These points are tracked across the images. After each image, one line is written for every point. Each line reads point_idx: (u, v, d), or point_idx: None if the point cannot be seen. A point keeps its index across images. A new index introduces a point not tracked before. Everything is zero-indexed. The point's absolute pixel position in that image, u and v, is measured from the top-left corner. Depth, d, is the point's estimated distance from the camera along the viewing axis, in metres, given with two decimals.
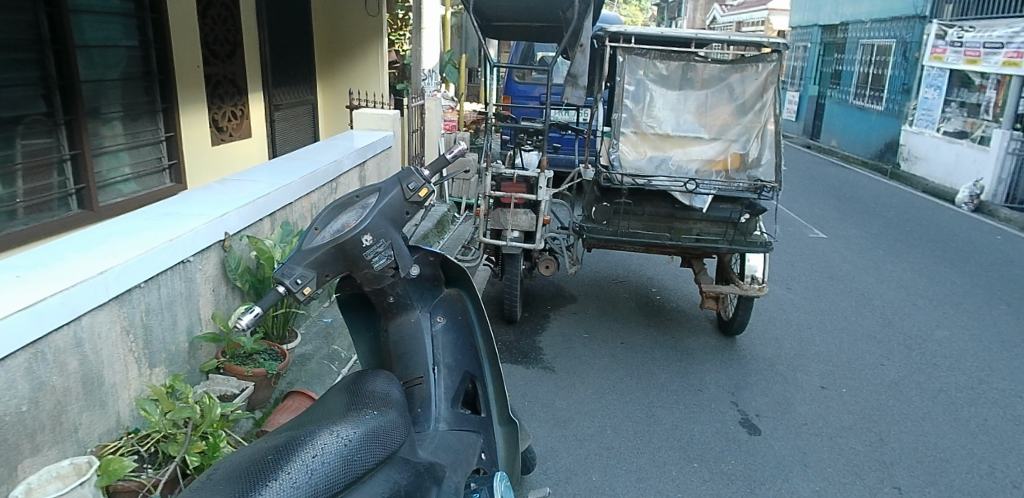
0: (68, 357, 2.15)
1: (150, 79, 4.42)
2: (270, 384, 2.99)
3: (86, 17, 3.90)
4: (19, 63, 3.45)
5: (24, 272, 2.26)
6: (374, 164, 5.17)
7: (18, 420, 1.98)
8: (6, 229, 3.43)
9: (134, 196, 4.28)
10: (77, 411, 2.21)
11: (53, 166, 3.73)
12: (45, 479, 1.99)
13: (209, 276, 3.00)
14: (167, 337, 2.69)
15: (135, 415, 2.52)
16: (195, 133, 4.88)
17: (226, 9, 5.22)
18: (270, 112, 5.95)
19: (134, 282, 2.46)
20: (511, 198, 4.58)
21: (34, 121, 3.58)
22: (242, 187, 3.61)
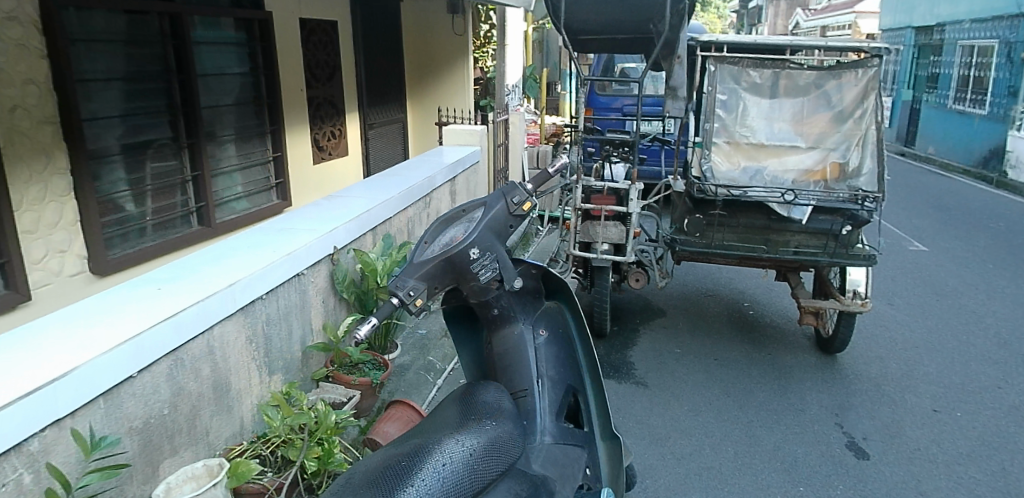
0: (201, 365, 2.30)
1: (259, 104, 4.69)
2: (374, 392, 3.09)
3: (205, 48, 4.18)
4: (147, 93, 3.76)
5: (165, 285, 2.45)
6: (464, 179, 5.26)
7: (161, 422, 2.13)
8: (136, 245, 3.72)
9: (246, 213, 4.54)
10: (208, 416, 2.35)
11: (177, 187, 4.01)
12: (182, 479, 2.13)
13: (320, 288, 3.13)
14: (283, 347, 2.82)
15: (256, 420, 2.65)
16: (297, 153, 5.13)
17: (326, 35, 5.49)
18: (365, 131, 6.19)
19: (256, 294, 2.61)
20: (601, 211, 4.52)
21: (160, 146, 3.88)
22: (346, 203, 3.77)
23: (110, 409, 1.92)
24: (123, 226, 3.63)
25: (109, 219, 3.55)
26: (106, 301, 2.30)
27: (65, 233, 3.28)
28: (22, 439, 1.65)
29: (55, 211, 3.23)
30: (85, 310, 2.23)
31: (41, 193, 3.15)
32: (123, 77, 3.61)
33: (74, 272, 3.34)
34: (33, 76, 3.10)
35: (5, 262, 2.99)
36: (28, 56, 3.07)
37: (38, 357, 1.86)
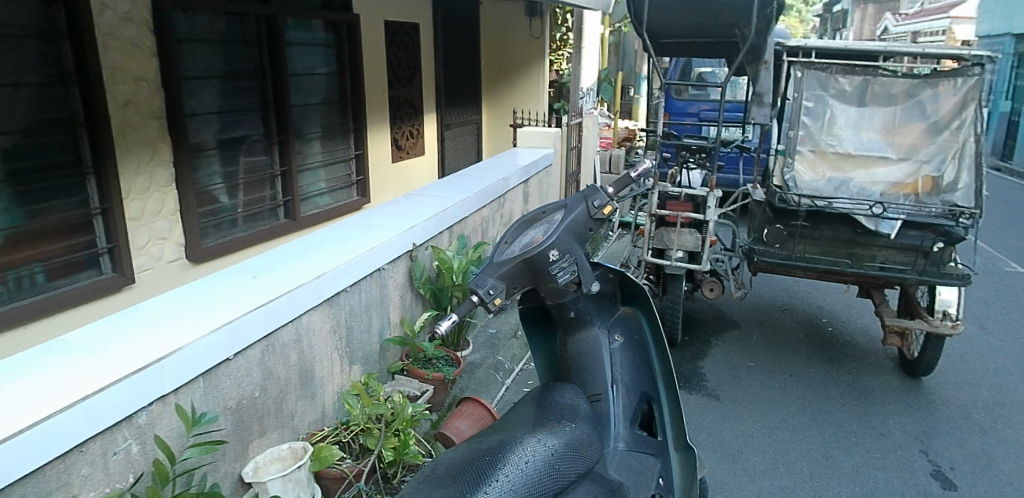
0: (289, 351, 2.41)
1: (344, 103, 4.86)
2: (447, 388, 3.13)
3: (297, 48, 4.36)
4: (242, 91, 3.96)
5: (260, 274, 2.57)
6: (537, 181, 5.27)
7: (253, 403, 2.24)
8: (228, 235, 3.92)
9: (328, 208, 4.71)
10: (294, 400, 2.45)
11: (266, 181, 4.21)
12: (268, 459, 2.25)
13: (398, 284, 3.21)
14: (363, 338, 2.92)
15: (337, 407, 2.75)
16: (377, 152, 5.28)
17: (408, 37, 5.63)
18: (441, 131, 6.31)
19: (340, 286, 2.70)
20: (677, 217, 4.44)
21: (252, 141, 4.08)
22: (424, 201, 3.85)
23: (209, 388, 2.04)
24: (216, 217, 3.83)
25: (204, 210, 3.76)
26: (205, 287, 2.44)
27: (166, 222, 3.49)
28: (132, 411, 1.77)
29: (158, 201, 3.45)
30: (187, 294, 2.37)
31: (147, 183, 3.37)
32: (222, 75, 3.81)
33: (172, 258, 3.54)
34: (144, 73, 3.32)
35: (113, 246, 3.21)
36: (140, 54, 3.29)
37: (147, 337, 1.99)
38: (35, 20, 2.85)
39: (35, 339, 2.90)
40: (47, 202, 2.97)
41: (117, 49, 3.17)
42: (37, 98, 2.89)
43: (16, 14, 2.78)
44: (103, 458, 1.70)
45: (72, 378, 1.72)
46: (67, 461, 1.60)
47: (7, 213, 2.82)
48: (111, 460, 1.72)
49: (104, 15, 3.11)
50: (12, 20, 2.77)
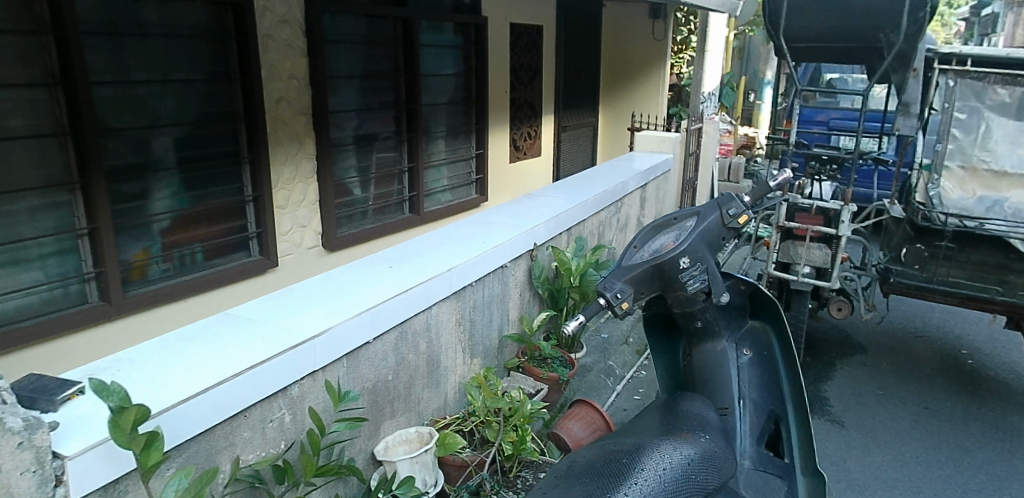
0: (419, 339, 2.52)
1: (469, 103, 5.01)
2: (560, 389, 3.16)
3: (429, 49, 4.54)
4: (378, 90, 4.19)
5: (395, 264, 2.71)
6: (655, 186, 5.19)
7: (386, 386, 2.36)
8: (359, 226, 4.15)
9: (449, 204, 4.86)
10: (420, 387, 2.56)
11: (395, 176, 4.42)
12: (397, 441, 2.36)
13: (519, 281, 3.27)
14: (485, 332, 2.99)
15: (458, 398, 2.84)
16: (497, 152, 5.39)
17: (532, 39, 5.72)
18: (558, 133, 6.35)
19: (467, 280, 2.79)
20: (807, 231, 4.24)
21: (385, 138, 4.30)
22: (545, 202, 3.89)
23: (350, 367, 2.17)
24: (350, 209, 4.06)
25: (340, 201, 4.00)
26: (347, 273, 2.60)
27: (308, 211, 3.74)
28: (286, 384, 1.91)
29: (302, 191, 3.70)
30: (332, 279, 2.53)
31: (292, 174, 3.62)
32: (362, 75, 4.05)
33: (312, 245, 3.79)
34: (295, 72, 3.58)
35: (261, 231, 3.48)
36: (293, 54, 3.55)
37: (298, 317, 2.14)
38: (208, 21, 3.15)
39: (195, 311, 3.20)
40: (209, 188, 3.26)
41: (274, 50, 3.43)
42: (205, 93, 3.19)
43: (192, 16, 3.09)
44: (261, 424, 1.84)
45: (238, 349, 1.89)
46: (233, 424, 1.75)
47: (176, 196, 3.13)
48: (267, 427, 1.87)
49: (265, 17, 3.38)
50: (188, 23, 3.08)
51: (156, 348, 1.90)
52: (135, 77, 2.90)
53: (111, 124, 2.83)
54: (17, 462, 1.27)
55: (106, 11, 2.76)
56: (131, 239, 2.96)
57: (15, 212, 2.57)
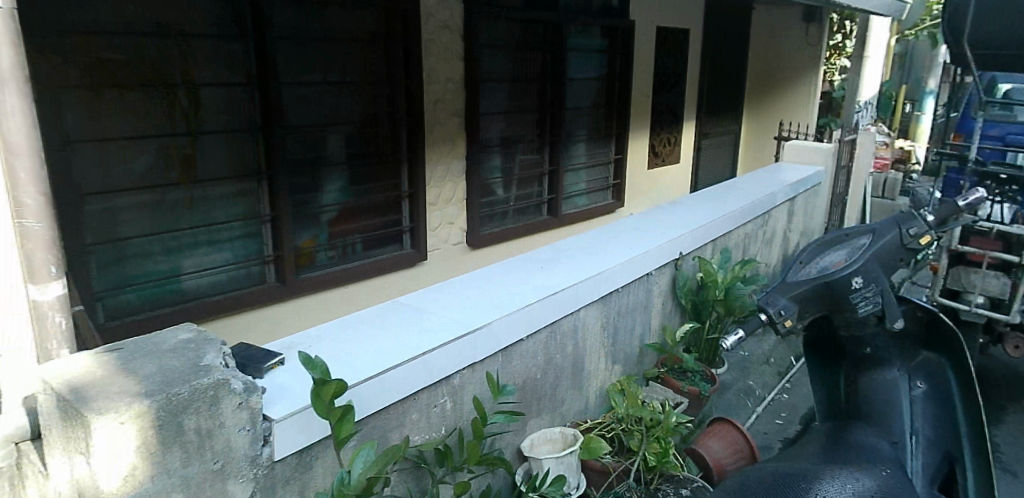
0: (567, 341, 2.55)
1: (610, 107, 5.01)
2: (701, 404, 3.07)
3: (576, 54, 4.58)
4: (526, 93, 4.28)
5: (547, 265, 2.76)
6: (804, 200, 4.91)
7: (535, 384, 2.41)
8: (500, 226, 4.26)
9: (586, 209, 4.88)
10: (565, 388, 2.58)
11: (537, 178, 4.50)
12: (542, 440, 2.40)
13: (663, 290, 3.22)
14: (628, 339, 2.98)
15: (598, 402, 2.84)
16: (635, 158, 5.34)
17: (678, 43, 5.61)
18: (698, 140, 6.18)
19: (614, 286, 2.78)
20: (983, 256, 3.86)
21: (528, 141, 4.38)
22: (690, 210, 3.81)
23: (505, 362, 2.23)
24: (492, 209, 4.17)
25: (484, 201, 4.12)
26: (501, 270, 2.68)
27: (455, 209, 3.89)
28: (449, 373, 1.99)
29: (451, 189, 3.85)
30: (488, 275, 2.62)
31: (443, 173, 3.78)
32: (511, 79, 4.15)
33: (457, 241, 3.94)
34: (452, 75, 3.74)
35: (414, 226, 3.66)
36: (452, 58, 3.71)
37: (459, 310, 2.23)
38: (378, 26, 3.36)
39: (352, 298, 3.43)
40: (370, 184, 3.48)
41: (434, 54, 3.61)
42: (372, 94, 3.40)
43: (366, 21, 3.30)
44: (427, 408, 1.94)
45: (408, 336, 1.99)
46: (403, 406, 1.86)
47: (343, 189, 3.36)
48: (432, 412, 1.96)
49: (429, 23, 3.55)
50: (364, 28, 3.30)
51: (338, 327, 2.05)
52: (315, 78, 3.15)
53: (293, 121, 3.09)
54: (236, 419, 1.44)
55: (297, 18, 3.02)
56: (303, 227, 3.22)
57: (212, 198, 2.87)
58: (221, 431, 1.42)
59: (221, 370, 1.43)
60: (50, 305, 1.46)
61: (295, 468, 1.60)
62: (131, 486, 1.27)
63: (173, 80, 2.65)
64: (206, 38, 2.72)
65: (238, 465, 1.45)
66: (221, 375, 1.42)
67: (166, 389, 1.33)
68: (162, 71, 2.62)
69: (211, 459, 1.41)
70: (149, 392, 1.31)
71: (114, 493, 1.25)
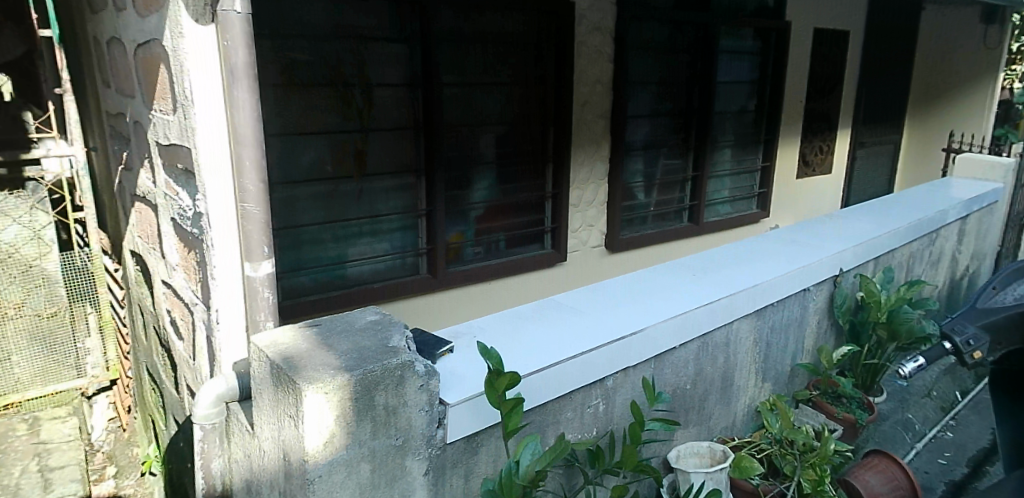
0: (718, 353, 2.46)
1: (760, 113, 4.81)
2: (857, 432, 2.86)
3: (727, 56, 4.42)
4: (674, 96, 4.20)
5: (699, 273, 2.70)
6: (978, 218, 4.43)
7: (685, 394, 2.35)
8: (639, 231, 4.20)
9: (729, 217, 4.71)
10: (713, 402, 2.50)
11: (679, 184, 4.40)
12: (688, 452, 2.33)
13: (819, 308, 3.03)
14: (779, 357, 2.83)
15: (745, 420, 2.73)
16: (784, 166, 5.09)
17: (837, 46, 5.27)
18: (853, 150, 5.78)
19: (770, 299, 2.66)
20: None
21: (672, 146, 4.30)
22: (849, 225, 3.56)
23: (658, 369, 2.20)
24: (632, 213, 4.14)
25: (625, 204, 4.09)
26: (652, 276, 2.64)
27: (596, 211, 3.88)
28: (604, 376, 1.99)
29: (594, 191, 3.85)
30: (639, 279, 2.60)
31: (587, 175, 3.79)
32: (659, 81, 4.09)
33: (596, 244, 3.93)
34: (602, 77, 3.74)
35: (556, 226, 3.70)
36: (602, 60, 3.71)
37: (613, 312, 2.23)
38: (534, 29, 3.43)
39: (494, 294, 3.51)
40: (517, 183, 3.55)
41: (586, 56, 3.62)
42: (523, 95, 3.47)
43: (522, 23, 3.37)
44: (581, 407, 1.95)
45: (565, 335, 2.01)
46: (561, 403, 1.88)
47: (492, 188, 3.46)
48: (586, 412, 1.97)
49: (582, 25, 3.57)
50: (519, 31, 3.37)
51: (500, 321, 2.12)
52: (474, 80, 3.27)
53: (451, 120, 3.22)
54: (417, 400, 1.53)
55: (460, 21, 3.14)
56: (452, 223, 3.34)
57: (377, 191, 3.05)
58: (404, 409, 1.50)
59: (406, 352, 1.52)
60: (261, 281, 1.60)
61: (463, 451, 1.67)
62: (329, 451, 1.38)
63: (350, 80, 2.85)
64: (380, 41, 2.90)
65: (416, 443, 1.53)
66: (406, 357, 1.50)
67: (362, 365, 1.42)
68: (341, 71, 2.83)
69: (395, 436, 1.49)
70: (349, 367, 1.41)
71: (315, 455, 1.36)
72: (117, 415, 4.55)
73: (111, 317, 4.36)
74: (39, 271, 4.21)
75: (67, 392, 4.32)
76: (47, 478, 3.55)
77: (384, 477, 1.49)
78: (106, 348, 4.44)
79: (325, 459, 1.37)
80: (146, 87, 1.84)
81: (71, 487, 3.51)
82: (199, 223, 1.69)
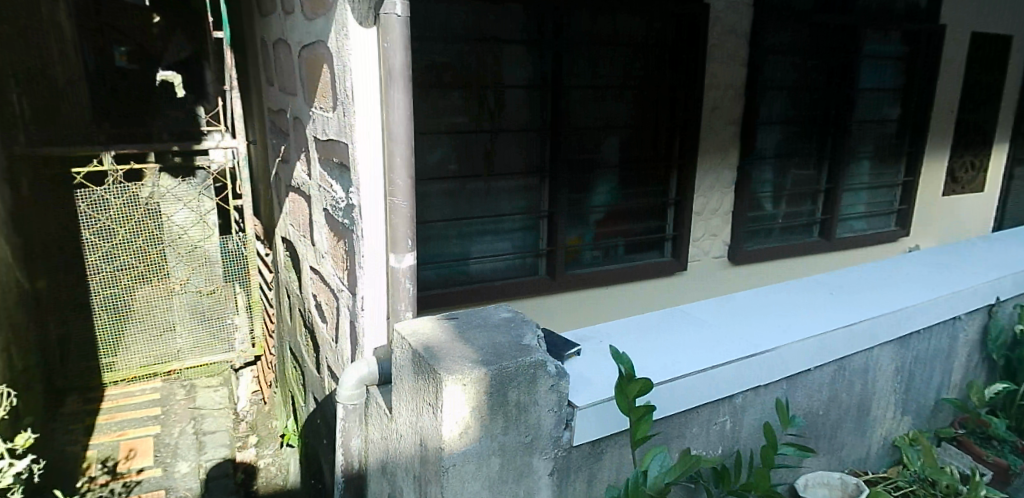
0: (856, 379, 2.29)
1: (904, 124, 4.45)
2: (1007, 479, 2.64)
3: (871, 61, 4.13)
4: (810, 103, 3.97)
5: (836, 294, 2.54)
6: None
7: (816, 420, 2.21)
8: (763, 243, 4.02)
9: (864, 234, 4.40)
10: (847, 431, 2.33)
11: (809, 196, 4.17)
12: (816, 482, 2.19)
13: (970, 339, 2.75)
14: (922, 389, 2.60)
15: (880, 455, 2.52)
16: (930, 182, 4.68)
17: (999, 51, 4.78)
18: (1011, 166, 5.22)
19: (916, 326, 2.45)
20: None
21: (804, 155, 4.07)
22: (1009, 250, 3.22)
23: (790, 391, 2.08)
24: (758, 224, 3.96)
25: (751, 215, 3.92)
26: (783, 294, 2.52)
27: (720, 220, 3.75)
28: (733, 393, 1.90)
29: (719, 199, 3.72)
30: (769, 297, 2.48)
31: (713, 183, 3.67)
32: (794, 88, 3.88)
33: (718, 255, 3.79)
34: (733, 81, 3.60)
35: (677, 234, 3.61)
36: (734, 64, 3.57)
37: (744, 328, 2.14)
38: (666, 32, 3.36)
39: (611, 299, 3.48)
40: (639, 189, 3.50)
41: (718, 60, 3.50)
42: (650, 100, 3.41)
43: (654, 26, 3.31)
44: (708, 423, 1.88)
45: (692, 348, 1.96)
46: (687, 417, 1.82)
47: (613, 192, 3.43)
48: (713, 428, 1.90)
49: (716, 28, 3.46)
50: (651, 34, 3.32)
51: (624, 329, 2.10)
52: (602, 83, 3.25)
53: (577, 123, 3.22)
54: (547, 400, 1.53)
55: (592, 24, 3.14)
56: (572, 225, 3.35)
57: (502, 191, 3.11)
58: (534, 408, 1.51)
59: (539, 351, 1.52)
60: (403, 273, 1.68)
61: (588, 456, 1.66)
62: (463, 442, 1.41)
63: (483, 82, 2.94)
64: (513, 44, 2.96)
65: (543, 442, 1.54)
66: (540, 356, 1.50)
67: (498, 361, 1.44)
68: (475, 73, 2.92)
69: (524, 433, 1.51)
70: (486, 361, 1.43)
71: (451, 443, 1.40)
72: (259, 389, 4.81)
73: (259, 298, 4.65)
74: (203, 251, 4.62)
75: (218, 364, 4.82)
76: (202, 441, 4.09)
77: (512, 473, 1.51)
78: (253, 326, 4.72)
79: (460, 449, 1.41)
80: (308, 86, 1.98)
81: (220, 451, 4.02)
82: (350, 214, 1.79)
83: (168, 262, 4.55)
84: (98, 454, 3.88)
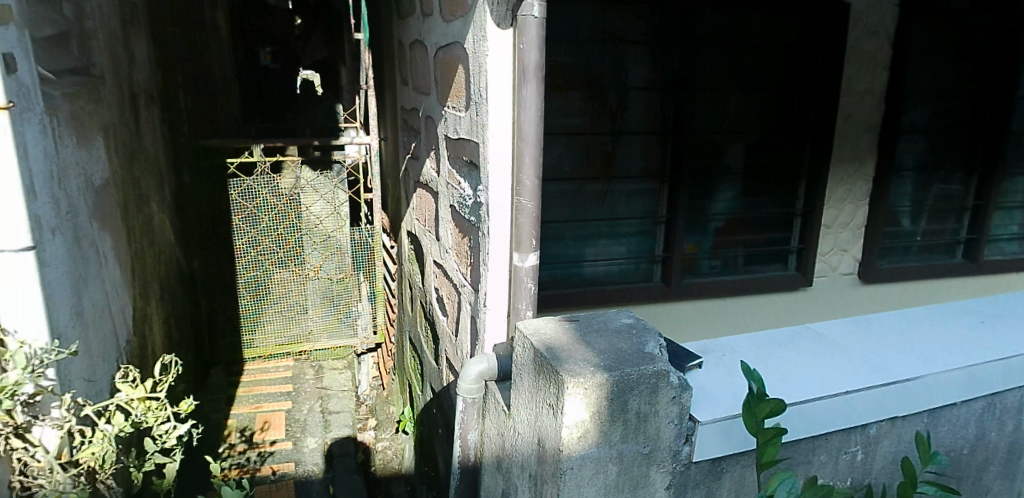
0: (1009, 418, 2.06)
1: None
2: None
3: None
4: (961, 111, 3.62)
5: (987, 322, 2.31)
6: None
7: (958, 460, 2.01)
8: (898, 262, 3.73)
9: (1017, 257, 3.98)
10: (994, 475, 2.10)
11: (954, 213, 3.81)
12: None
13: None
14: None
15: None
16: None
17: None
18: None
19: None
20: None
21: (951, 169, 3.72)
22: None
23: (932, 425, 1.90)
24: (896, 241, 3.70)
25: (887, 230, 3.66)
26: (922, 319, 2.32)
27: (851, 234, 3.51)
28: (868, 423, 1.76)
29: (850, 213, 3.48)
30: (908, 321, 2.30)
31: (845, 195, 3.45)
32: (943, 94, 3.55)
33: (847, 271, 3.56)
34: (873, 86, 3.34)
35: (803, 247, 3.41)
36: (875, 68, 3.33)
37: (879, 352, 2.00)
38: (802, 33, 3.18)
39: (731, 313, 3.33)
40: (764, 198, 3.34)
41: (857, 63, 3.27)
42: (782, 105, 3.24)
43: (789, 26, 3.14)
44: (837, 452, 1.75)
45: (823, 371, 1.84)
46: (815, 443, 1.71)
47: (734, 200, 3.30)
48: (842, 458, 1.77)
49: (856, 29, 3.23)
50: (785, 35, 3.15)
51: (746, 345, 2.03)
52: (729, 87, 3.13)
53: (701, 127, 3.12)
54: (668, 411, 1.48)
55: (722, 25, 3.03)
56: (691, 232, 3.28)
57: (619, 194, 3.08)
58: (655, 418, 1.47)
59: (663, 361, 1.47)
60: (525, 272, 1.70)
61: (707, 475, 1.59)
62: (582, 445, 1.41)
63: (604, 85, 2.92)
64: (637, 45, 2.92)
65: (662, 455, 1.50)
66: (663, 366, 1.46)
67: (619, 367, 1.42)
68: (599, 75, 2.91)
69: (642, 443, 1.47)
70: (607, 367, 1.42)
71: (569, 445, 1.40)
72: (378, 375, 5.15)
73: (383, 288, 5.01)
74: (336, 242, 4.86)
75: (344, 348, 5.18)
76: (328, 419, 4.32)
77: (628, 482, 1.49)
78: (375, 314, 5.07)
79: (578, 452, 1.41)
80: (441, 86, 2.05)
81: (345, 429, 4.24)
82: (477, 212, 1.83)
83: (304, 250, 4.85)
84: (238, 423, 4.21)
